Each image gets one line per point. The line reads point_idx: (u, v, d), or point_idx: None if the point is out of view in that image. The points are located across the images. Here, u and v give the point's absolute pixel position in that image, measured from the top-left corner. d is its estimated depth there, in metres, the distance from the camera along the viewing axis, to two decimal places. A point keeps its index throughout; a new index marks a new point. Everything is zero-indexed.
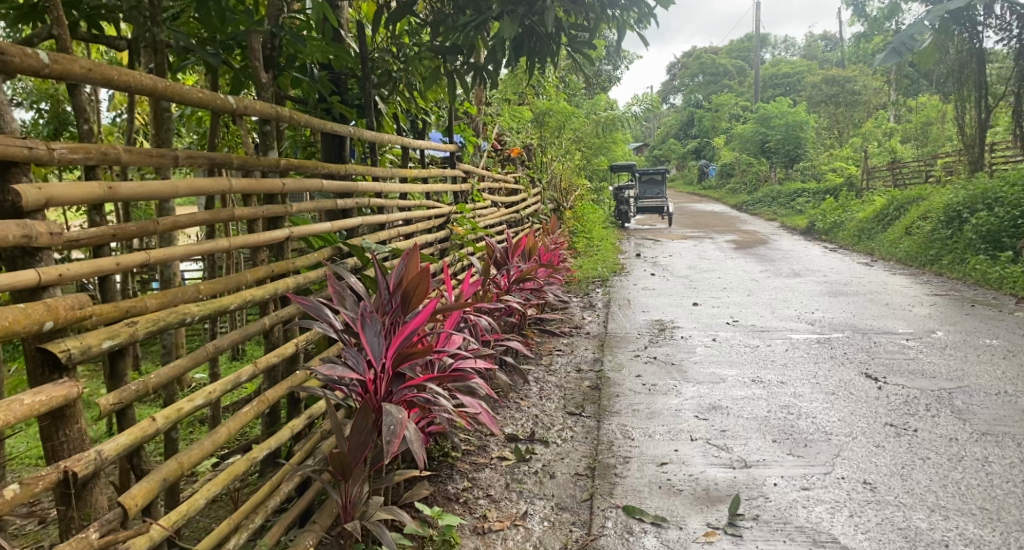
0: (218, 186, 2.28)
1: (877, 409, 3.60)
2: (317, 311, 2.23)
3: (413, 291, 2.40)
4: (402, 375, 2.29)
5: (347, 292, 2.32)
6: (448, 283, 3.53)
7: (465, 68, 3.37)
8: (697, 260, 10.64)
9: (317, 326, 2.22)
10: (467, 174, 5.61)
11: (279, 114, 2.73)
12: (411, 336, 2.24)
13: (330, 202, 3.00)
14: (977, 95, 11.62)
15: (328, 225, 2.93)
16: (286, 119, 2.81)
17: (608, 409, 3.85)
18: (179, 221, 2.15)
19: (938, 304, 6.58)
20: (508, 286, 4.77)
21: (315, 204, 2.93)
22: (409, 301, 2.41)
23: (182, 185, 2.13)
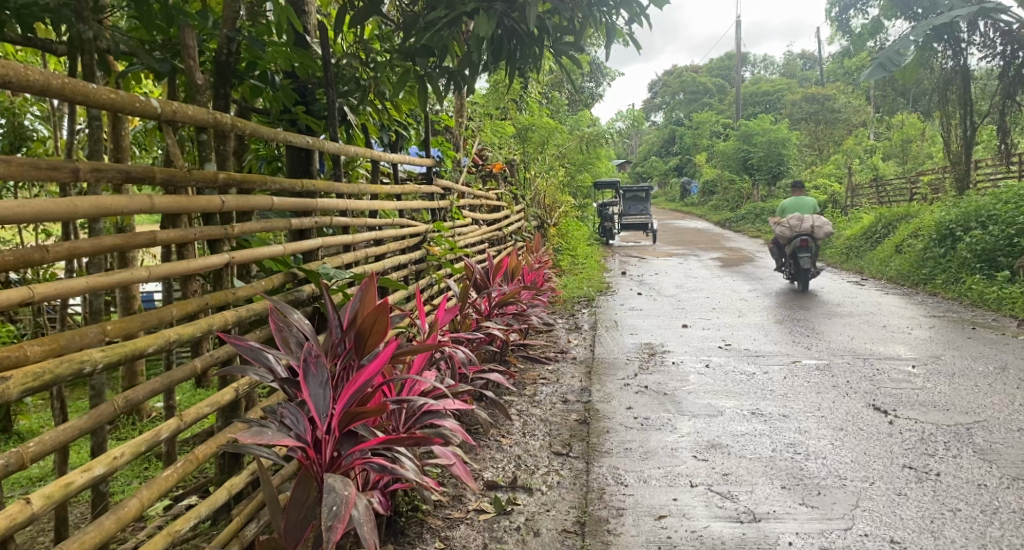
0: (132, 205, 1.94)
1: (892, 448, 3.29)
2: (254, 357, 1.95)
3: (367, 330, 2.12)
4: (354, 436, 2.00)
5: (292, 333, 2.04)
6: (420, 311, 3.19)
7: (438, 74, 3.03)
8: (684, 278, 10.35)
9: (254, 374, 1.94)
10: (445, 190, 5.27)
11: (218, 121, 2.37)
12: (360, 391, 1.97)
13: (283, 222, 2.65)
14: (962, 113, 11.27)
15: (279, 248, 2.56)
16: (227, 126, 2.44)
17: (597, 449, 3.50)
18: (78, 247, 1.82)
19: (936, 326, 6.31)
20: (489, 311, 4.42)
21: (264, 224, 2.56)
22: (364, 343, 2.12)
23: (81, 204, 1.81)
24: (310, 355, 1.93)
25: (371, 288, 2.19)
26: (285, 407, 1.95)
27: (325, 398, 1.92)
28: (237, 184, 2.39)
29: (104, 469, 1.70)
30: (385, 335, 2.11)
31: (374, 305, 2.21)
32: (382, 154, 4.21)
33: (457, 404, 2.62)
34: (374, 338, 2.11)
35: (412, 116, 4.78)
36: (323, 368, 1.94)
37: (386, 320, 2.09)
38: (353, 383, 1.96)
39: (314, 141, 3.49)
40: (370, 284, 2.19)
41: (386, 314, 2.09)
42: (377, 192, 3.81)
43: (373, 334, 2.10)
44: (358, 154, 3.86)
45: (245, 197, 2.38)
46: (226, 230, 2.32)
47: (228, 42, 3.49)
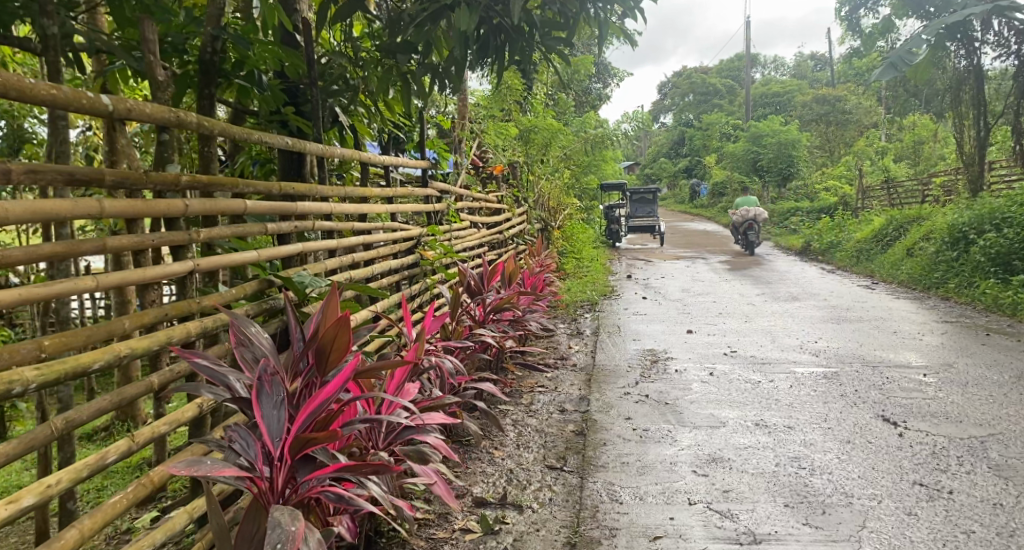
0: (69, 210, 1.84)
1: (902, 463, 3.13)
2: (212, 373, 1.87)
3: (329, 343, 2.03)
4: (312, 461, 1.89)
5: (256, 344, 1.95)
6: (406, 320, 3.07)
7: (423, 71, 2.91)
8: (690, 282, 10.19)
9: (211, 393, 1.87)
10: (441, 193, 5.14)
11: (182, 119, 2.26)
12: (319, 409, 1.88)
13: (257, 227, 2.54)
14: (975, 113, 11.11)
15: (253, 254, 2.45)
16: (191, 125, 2.32)
17: (593, 462, 3.37)
18: (9, 255, 1.73)
19: (949, 332, 6.13)
20: (484, 317, 4.30)
21: (236, 230, 2.45)
22: (327, 359, 2.03)
23: (13, 209, 1.72)
24: (265, 374, 1.85)
25: (333, 302, 2.11)
26: (236, 430, 1.87)
27: (279, 420, 1.85)
28: (203, 187, 2.28)
29: (34, 499, 1.60)
30: (347, 351, 2.03)
31: (336, 318, 2.14)
32: (375, 157, 4.10)
33: (440, 419, 2.49)
34: (337, 355, 2.03)
35: (406, 117, 4.66)
36: (277, 389, 1.88)
37: (347, 335, 2.01)
38: (309, 404, 1.88)
39: (297, 142, 3.37)
40: (333, 297, 2.11)
41: (348, 328, 2.01)
42: (366, 195, 3.69)
43: (335, 350, 2.02)
44: (348, 156, 3.75)
45: (211, 201, 2.27)
46: (191, 236, 2.22)
47: (210, 40, 3.38)
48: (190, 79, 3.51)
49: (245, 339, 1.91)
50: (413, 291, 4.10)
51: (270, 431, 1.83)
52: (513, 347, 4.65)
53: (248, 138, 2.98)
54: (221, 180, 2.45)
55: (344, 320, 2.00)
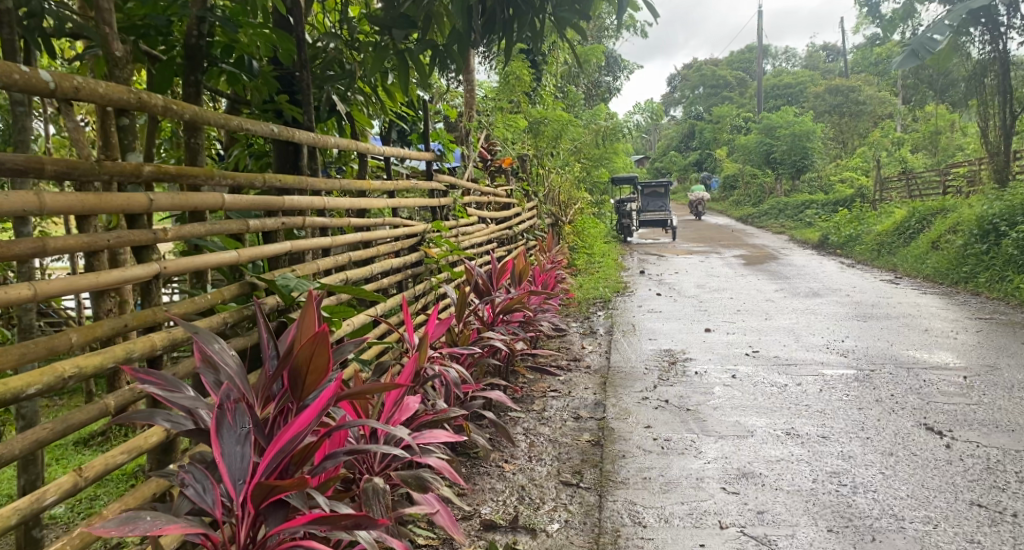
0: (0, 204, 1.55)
1: (954, 479, 2.87)
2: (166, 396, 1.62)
3: (303, 362, 1.78)
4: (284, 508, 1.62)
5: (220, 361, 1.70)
6: (408, 324, 2.80)
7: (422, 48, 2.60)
8: (705, 277, 9.90)
9: (164, 423, 1.61)
10: (448, 186, 4.87)
11: (144, 102, 1.98)
12: (291, 444, 1.64)
13: (237, 223, 2.27)
14: (1001, 101, 10.73)
15: (232, 254, 2.18)
16: (159, 109, 2.04)
17: (611, 476, 3.09)
18: None
19: (983, 330, 5.83)
20: (493, 319, 4.06)
21: (211, 227, 2.18)
22: (303, 382, 1.79)
23: None
24: (227, 401, 1.62)
25: (309, 315, 1.87)
26: (191, 471, 1.61)
27: (243, 458, 1.59)
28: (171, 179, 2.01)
29: None
30: (326, 373, 1.79)
31: (313, 331, 1.89)
32: (375, 147, 3.83)
33: (441, 437, 2.23)
34: (314, 379, 1.78)
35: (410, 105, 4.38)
36: (240, 419, 1.62)
37: (326, 355, 1.77)
38: (280, 437, 1.63)
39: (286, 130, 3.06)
40: (309, 308, 1.87)
41: (326, 347, 1.77)
42: (365, 189, 3.42)
43: (313, 372, 1.78)
44: (346, 147, 3.47)
45: (181, 195, 2.00)
46: (157, 234, 1.94)
47: (195, 22, 3.10)
48: (175, 64, 3.24)
49: (212, 357, 1.69)
50: (416, 291, 3.82)
51: (233, 469, 1.58)
52: (524, 349, 4.37)
53: (230, 124, 2.71)
54: (195, 171, 2.17)
55: (321, 336, 1.76)
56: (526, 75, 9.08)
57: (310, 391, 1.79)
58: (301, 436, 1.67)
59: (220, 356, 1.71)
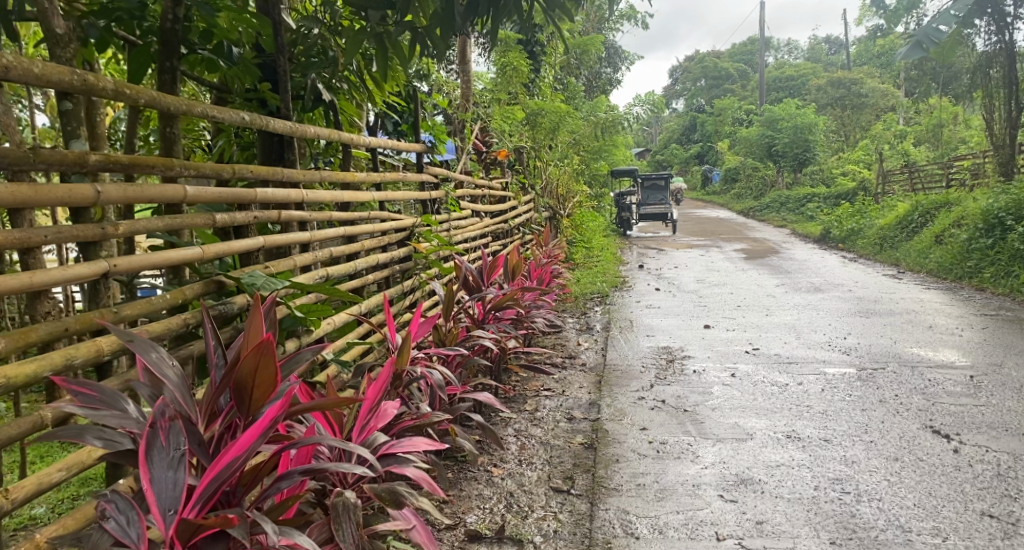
0: None
1: (964, 487, 2.74)
2: (97, 408, 1.49)
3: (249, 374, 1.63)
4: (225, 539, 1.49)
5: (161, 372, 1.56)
6: (389, 323, 2.65)
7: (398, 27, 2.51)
8: (705, 271, 9.77)
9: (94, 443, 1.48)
10: (439, 179, 4.72)
11: (90, 85, 1.86)
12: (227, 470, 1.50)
13: (201, 217, 2.13)
14: (1007, 93, 10.56)
15: (193, 250, 2.03)
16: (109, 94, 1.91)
17: (604, 483, 2.96)
18: None
19: (989, 327, 5.69)
20: (483, 316, 3.92)
21: (170, 221, 2.03)
22: (249, 396, 1.64)
23: None
24: (161, 418, 1.48)
25: (257, 321, 1.71)
26: (113, 502, 1.48)
27: (175, 484, 1.45)
28: (121, 168, 1.88)
29: None
30: (274, 388, 1.63)
31: (262, 337, 1.73)
32: (361, 137, 3.68)
33: (423, 445, 2.10)
34: (261, 394, 1.63)
35: (399, 95, 4.23)
36: (174, 439, 1.48)
37: (273, 368, 1.61)
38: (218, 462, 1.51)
39: (258, 117, 2.89)
40: (257, 313, 1.71)
41: (274, 359, 1.61)
42: (349, 181, 3.26)
43: (260, 387, 1.62)
44: (327, 136, 3.32)
45: (133, 187, 1.86)
46: (104, 229, 1.81)
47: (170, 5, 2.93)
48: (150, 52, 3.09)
49: (150, 366, 1.55)
50: (403, 288, 3.68)
51: (161, 497, 1.43)
52: (517, 347, 4.23)
53: (198, 112, 2.56)
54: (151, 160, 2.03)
55: (267, 347, 1.60)
56: (523, 66, 8.89)
57: (257, 407, 1.64)
58: (242, 459, 1.53)
59: (158, 365, 1.56)
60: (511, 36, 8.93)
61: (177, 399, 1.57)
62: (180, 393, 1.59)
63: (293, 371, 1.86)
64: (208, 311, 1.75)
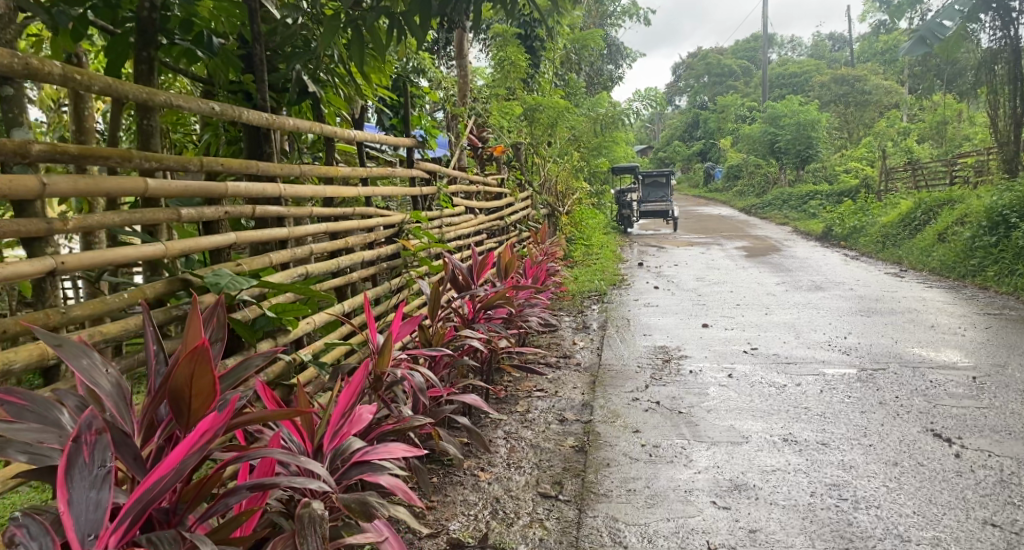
0: None
1: (965, 494, 2.65)
2: (27, 417, 1.47)
3: (186, 382, 1.53)
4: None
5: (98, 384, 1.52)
6: (370, 324, 2.58)
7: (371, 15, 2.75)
8: (705, 269, 9.66)
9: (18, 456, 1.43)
10: (431, 174, 4.63)
11: (37, 73, 1.92)
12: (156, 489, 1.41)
13: (161, 211, 2.10)
14: (1012, 89, 10.44)
15: (152, 248, 2.01)
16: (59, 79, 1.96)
17: (593, 488, 2.87)
18: None
19: (992, 327, 5.59)
20: (473, 315, 3.83)
21: (128, 217, 2.01)
22: (186, 405, 1.54)
23: None
24: (87, 433, 1.39)
25: (195, 325, 1.63)
26: (25, 526, 1.39)
27: (96, 505, 1.37)
28: (71, 160, 1.92)
29: None
30: (212, 396, 1.55)
31: (200, 341, 1.63)
32: (348, 131, 3.59)
33: (400, 451, 2.05)
34: (199, 403, 1.54)
35: (388, 88, 4.14)
36: (99, 456, 1.39)
37: (210, 374, 1.53)
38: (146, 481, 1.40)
39: (231, 108, 2.77)
40: (195, 317, 1.63)
41: (209, 365, 1.53)
42: (332, 176, 3.18)
43: (197, 395, 1.54)
44: (309, 129, 3.23)
45: (84, 179, 1.86)
46: (53, 225, 1.80)
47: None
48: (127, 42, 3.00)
49: (78, 374, 1.49)
50: (391, 286, 3.59)
51: (80, 520, 1.35)
52: (508, 347, 4.14)
53: (167, 102, 2.47)
54: (108, 153, 2.03)
55: (202, 352, 1.52)
56: (521, 61, 8.87)
57: (195, 418, 1.55)
58: (173, 477, 1.43)
59: (89, 373, 1.51)
60: (510, 30, 8.83)
61: (113, 410, 1.52)
62: (112, 403, 1.53)
63: (244, 378, 1.72)
64: (147, 316, 1.67)
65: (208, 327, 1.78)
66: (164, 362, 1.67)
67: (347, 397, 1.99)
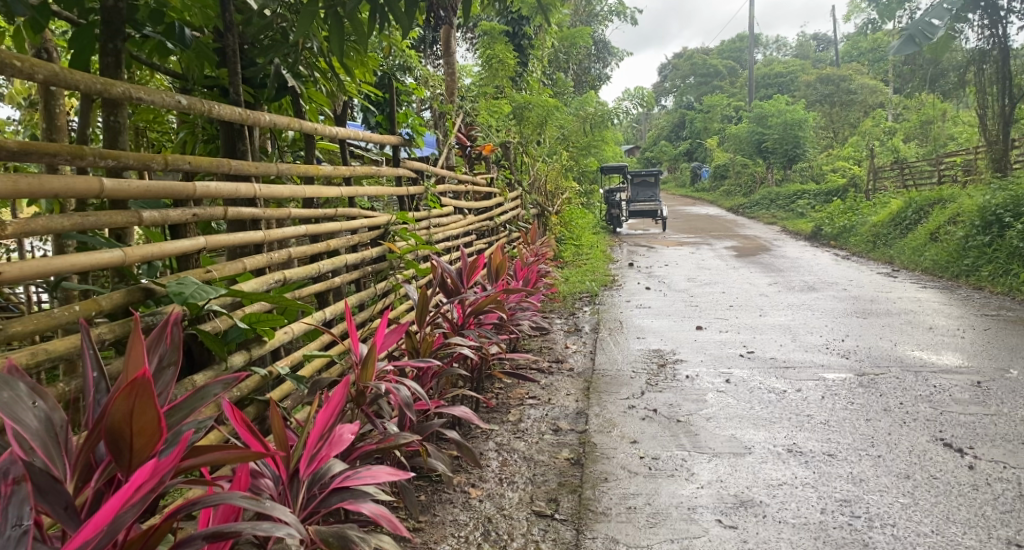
0: None
1: (985, 511, 2.53)
2: None
3: (124, 420, 1.37)
4: None
5: (21, 420, 1.36)
6: (352, 333, 2.43)
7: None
8: (696, 270, 9.54)
9: None
10: (417, 174, 4.45)
11: None
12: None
13: (121, 214, 1.92)
14: (1001, 87, 10.36)
15: (108, 255, 1.84)
16: None
17: (591, 506, 2.72)
18: None
19: (991, 328, 5.48)
20: (463, 320, 3.66)
21: (81, 222, 1.84)
22: (126, 445, 1.38)
23: None
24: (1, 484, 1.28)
25: (136, 349, 1.45)
26: None
27: None
28: (8, 155, 1.78)
29: None
30: (157, 434, 1.38)
31: (143, 369, 1.46)
32: (330, 128, 3.42)
33: (384, 475, 1.88)
34: (142, 442, 1.38)
35: (374, 83, 3.97)
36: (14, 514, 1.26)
37: (153, 410, 1.37)
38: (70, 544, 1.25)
39: (200, 102, 2.56)
40: (137, 340, 1.45)
41: (152, 400, 1.36)
42: (312, 174, 3.00)
43: (139, 434, 1.38)
44: (288, 126, 3.05)
45: (23, 179, 1.71)
46: None
47: None
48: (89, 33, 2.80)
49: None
50: (376, 290, 3.41)
51: None
52: (499, 353, 3.98)
53: (124, 93, 2.29)
54: (53, 149, 1.88)
55: (143, 386, 1.36)
56: (508, 58, 8.75)
57: (138, 458, 1.40)
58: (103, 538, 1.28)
59: (11, 409, 1.36)
60: (497, 27, 8.67)
61: (42, 454, 1.36)
62: (41, 446, 1.37)
63: (201, 410, 1.56)
64: (86, 338, 1.51)
65: (161, 347, 1.60)
66: (104, 391, 1.52)
67: (327, 415, 1.83)
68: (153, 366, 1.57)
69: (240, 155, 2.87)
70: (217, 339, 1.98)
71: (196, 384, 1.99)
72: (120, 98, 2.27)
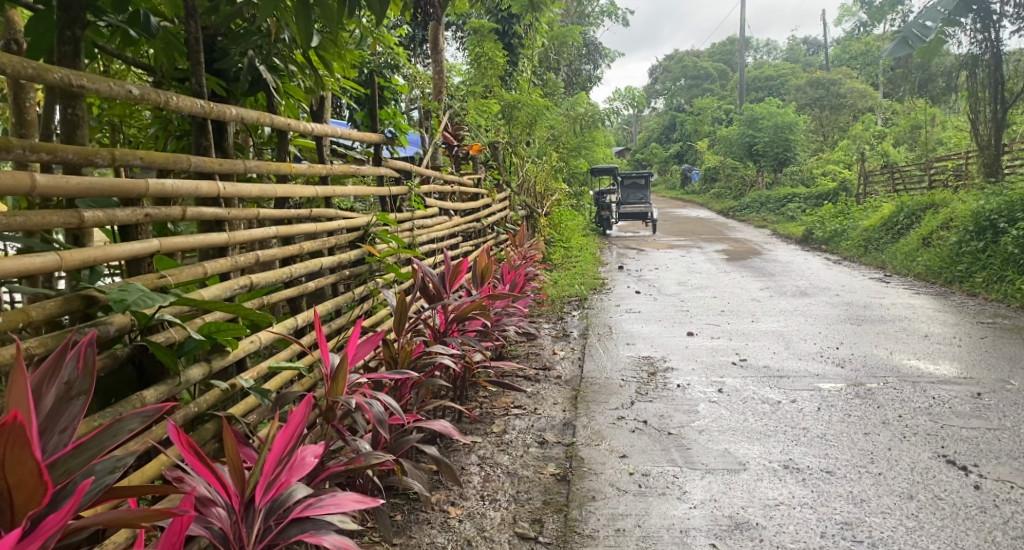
0: None
1: (994, 538, 2.41)
2: None
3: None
4: None
5: None
6: (322, 343, 2.28)
7: None
8: (686, 273, 9.41)
9: None
10: (399, 174, 4.28)
11: None
12: None
13: (58, 214, 1.74)
14: (994, 92, 10.27)
15: (41, 260, 1.66)
16: None
17: (578, 528, 2.57)
18: None
19: (987, 337, 5.36)
20: (445, 327, 3.49)
21: (13, 222, 1.66)
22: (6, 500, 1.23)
23: None
24: None
25: (19, 387, 1.28)
26: None
27: None
28: None
29: None
30: (38, 489, 1.22)
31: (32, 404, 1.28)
32: (305, 124, 3.24)
33: (350, 504, 1.73)
34: (23, 498, 1.23)
35: (355, 78, 3.81)
36: None
37: (28, 463, 1.20)
38: None
39: (157, 92, 2.32)
40: (19, 376, 1.28)
41: (27, 452, 1.20)
42: (283, 172, 2.84)
43: (18, 489, 1.22)
44: (258, 121, 2.88)
45: None
46: None
47: None
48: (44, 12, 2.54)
49: None
50: (353, 296, 3.25)
51: None
52: (483, 361, 3.82)
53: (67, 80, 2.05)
54: None
55: (14, 437, 1.19)
56: (498, 57, 8.60)
57: (21, 515, 1.24)
58: None
59: None
60: (486, 25, 8.51)
61: None
62: None
63: (114, 449, 1.38)
64: None
65: (69, 371, 1.41)
66: None
67: (285, 438, 1.68)
68: (57, 394, 1.39)
69: (203, 151, 2.61)
70: (168, 352, 1.82)
71: (145, 400, 1.84)
72: (60, 85, 2.02)
